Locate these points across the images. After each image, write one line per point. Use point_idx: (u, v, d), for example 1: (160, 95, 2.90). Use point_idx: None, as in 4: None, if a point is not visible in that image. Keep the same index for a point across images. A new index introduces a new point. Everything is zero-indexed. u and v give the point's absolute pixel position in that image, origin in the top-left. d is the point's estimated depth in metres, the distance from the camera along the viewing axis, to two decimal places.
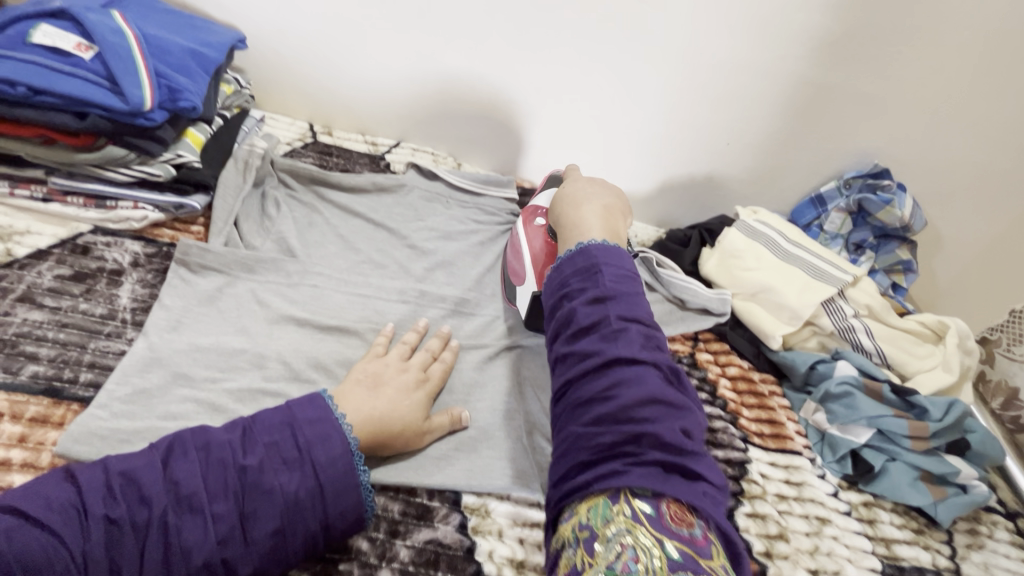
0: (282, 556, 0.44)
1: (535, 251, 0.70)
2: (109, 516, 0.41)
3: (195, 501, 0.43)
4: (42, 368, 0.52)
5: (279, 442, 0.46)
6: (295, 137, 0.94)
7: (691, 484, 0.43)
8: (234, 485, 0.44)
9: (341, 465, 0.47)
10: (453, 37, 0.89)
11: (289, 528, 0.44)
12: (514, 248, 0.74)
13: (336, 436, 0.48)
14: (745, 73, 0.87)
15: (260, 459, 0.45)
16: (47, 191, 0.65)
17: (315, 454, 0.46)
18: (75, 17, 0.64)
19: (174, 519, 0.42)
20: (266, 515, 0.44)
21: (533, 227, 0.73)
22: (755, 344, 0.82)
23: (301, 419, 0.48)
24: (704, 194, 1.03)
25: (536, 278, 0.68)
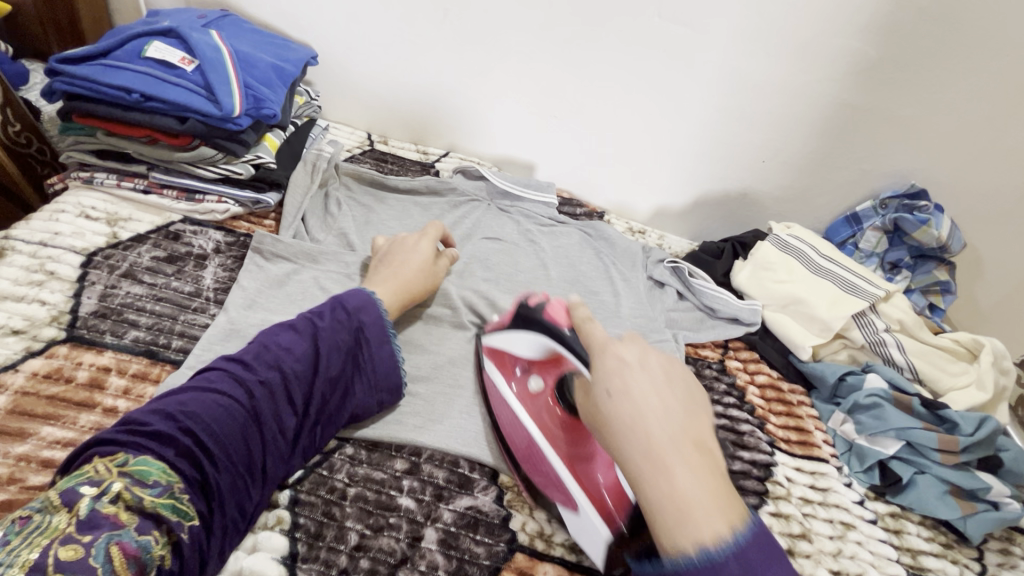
0: (365, 407, 0.57)
1: (541, 416, 0.59)
2: (260, 376, 0.50)
3: (308, 363, 0.53)
4: (142, 333, 0.60)
5: (353, 320, 0.58)
6: (355, 145, 1.03)
7: None
8: (333, 353, 0.55)
9: (388, 335, 0.60)
10: (504, 57, 0.96)
11: (366, 386, 0.57)
12: (508, 421, 0.60)
13: (388, 318, 0.61)
14: (781, 93, 0.91)
15: (347, 331, 0.57)
16: (148, 184, 0.75)
17: (375, 327, 0.59)
18: (181, 35, 0.74)
19: (299, 377, 0.52)
20: (351, 377, 0.56)
21: (527, 394, 0.62)
22: (784, 354, 0.85)
23: (357, 303, 0.59)
24: (739, 209, 1.05)
25: (595, 504, 0.52)
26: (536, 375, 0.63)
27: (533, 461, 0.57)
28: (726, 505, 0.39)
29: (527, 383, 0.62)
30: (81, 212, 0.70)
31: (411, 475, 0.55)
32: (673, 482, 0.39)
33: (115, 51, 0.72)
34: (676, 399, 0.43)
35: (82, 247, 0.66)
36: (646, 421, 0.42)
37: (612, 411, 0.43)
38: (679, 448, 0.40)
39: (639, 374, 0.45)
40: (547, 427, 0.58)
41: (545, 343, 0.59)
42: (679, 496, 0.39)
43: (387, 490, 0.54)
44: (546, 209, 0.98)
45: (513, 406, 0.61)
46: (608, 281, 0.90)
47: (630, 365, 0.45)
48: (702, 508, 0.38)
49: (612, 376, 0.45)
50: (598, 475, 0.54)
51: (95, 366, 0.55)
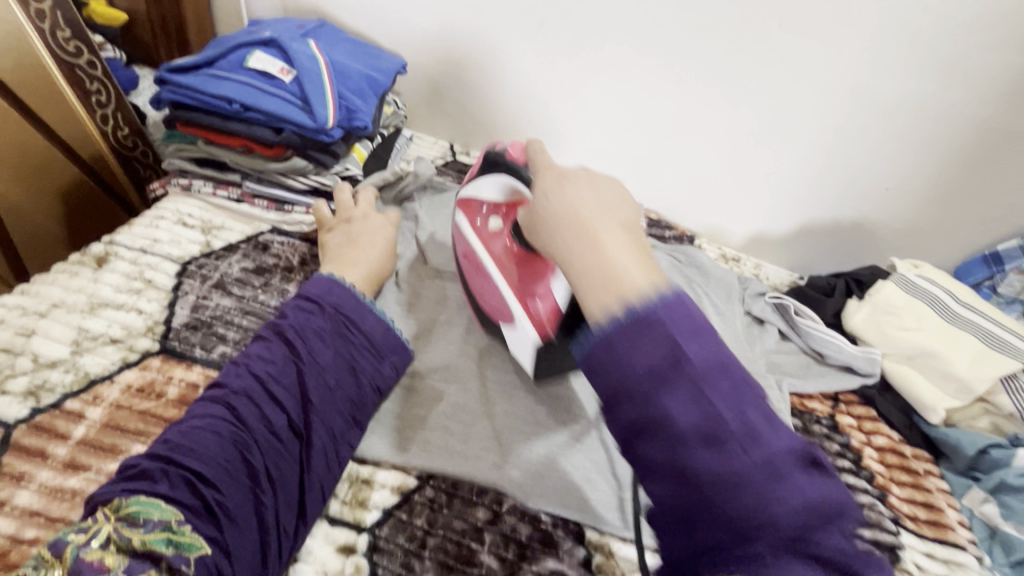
0: (360, 402, 0.54)
1: (495, 251, 0.62)
2: (239, 390, 0.49)
3: (290, 356, 0.52)
4: (229, 348, 0.59)
5: (325, 306, 0.57)
6: (438, 156, 1.01)
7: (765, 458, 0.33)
8: (313, 345, 0.53)
9: (377, 321, 0.58)
10: (599, 67, 0.91)
11: (363, 365, 0.56)
12: (465, 249, 0.65)
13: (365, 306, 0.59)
14: (916, 114, 0.80)
15: (323, 315, 0.56)
16: (241, 194, 0.75)
17: (343, 309, 0.57)
18: (281, 45, 0.74)
19: (275, 380, 0.50)
20: (340, 360, 0.54)
21: (485, 231, 0.63)
22: (906, 414, 0.74)
23: (315, 292, 0.58)
24: (852, 240, 0.94)
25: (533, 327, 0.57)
26: (498, 217, 0.63)
27: (484, 289, 0.63)
28: (651, 271, 0.37)
29: (488, 222, 0.63)
30: (179, 220, 0.71)
31: (493, 527, 0.51)
32: (598, 249, 0.38)
33: (219, 60, 0.73)
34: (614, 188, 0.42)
35: (178, 255, 0.66)
36: (580, 204, 0.40)
37: (544, 206, 0.42)
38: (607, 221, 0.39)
39: (583, 181, 0.43)
40: (501, 261, 0.61)
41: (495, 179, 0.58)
42: (604, 265, 0.37)
43: (468, 542, 0.50)
44: None
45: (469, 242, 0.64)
46: (701, 314, 0.82)
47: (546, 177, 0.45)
48: (628, 270, 0.36)
49: (560, 181, 0.43)
50: (543, 293, 0.58)
51: (184, 382, 0.55)
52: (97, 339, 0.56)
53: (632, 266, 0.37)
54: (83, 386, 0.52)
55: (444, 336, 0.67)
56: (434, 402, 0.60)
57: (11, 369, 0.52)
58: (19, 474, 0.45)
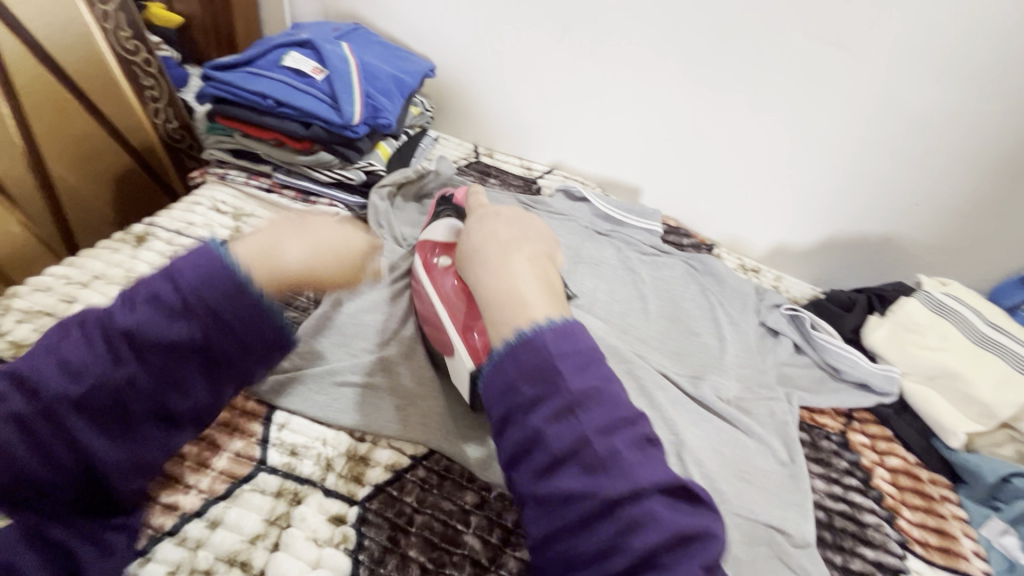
0: (213, 409, 0.48)
1: (446, 293, 0.60)
2: (93, 368, 0.42)
3: (136, 353, 0.43)
4: None
5: (194, 307, 0.44)
6: (461, 156, 1.04)
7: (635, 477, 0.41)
8: (184, 345, 0.44)
9: (255, 321, 0.46)
10: (622, 73, 0.92)
11: (226, 376, 0.47)
12: (429, 314, 0.61)
13: (237, 275, 0.45)
14: (946, 125, 0.78)
15: (185, 316, 0.44)
16: (271, 184, 0.80)
17: (208, 298, 0.44)
18: (315, 46, 0.79)
19: (135, 400, 0.43)
20: (206, 376, 0.46)
21: (434, 269, 0.63)
22: (924, 436, 0.71)
23: (187, 275, 0.44)
24: (879, 255, 0.91)
25: (458, 328, 0.57)
26: (445, 257, 0.63)
27: (439, 326, 0.60)
28: (553, 303, 0.46)
29: (439, 264, 0.63)
30: (213, 206, 0.76)
31: (480, 511, 0.52)
32: (523, 307, 0.45)
33: (258, 59, 0.78)
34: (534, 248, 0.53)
35: (209, 238, 0.71)
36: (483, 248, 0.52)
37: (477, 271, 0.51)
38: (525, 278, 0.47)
39: (520, 257, 0.51)
40: (450, 300, 0.59)
41: (448, 227, 0.63)
42: (515, 296, 0.46)
43: (454, 523, 0.51)
44: (647, 236, 0.92)
45: (421, 281, 0.64)
46: (713, 322, 0.81)
47: (511, 228, 0.56)
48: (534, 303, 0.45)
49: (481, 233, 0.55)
50: (489, 341, 0.55)
51: None
52: None
53: (539, 304, 0.45)
54: None
55: None
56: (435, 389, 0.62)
57: None
58: None
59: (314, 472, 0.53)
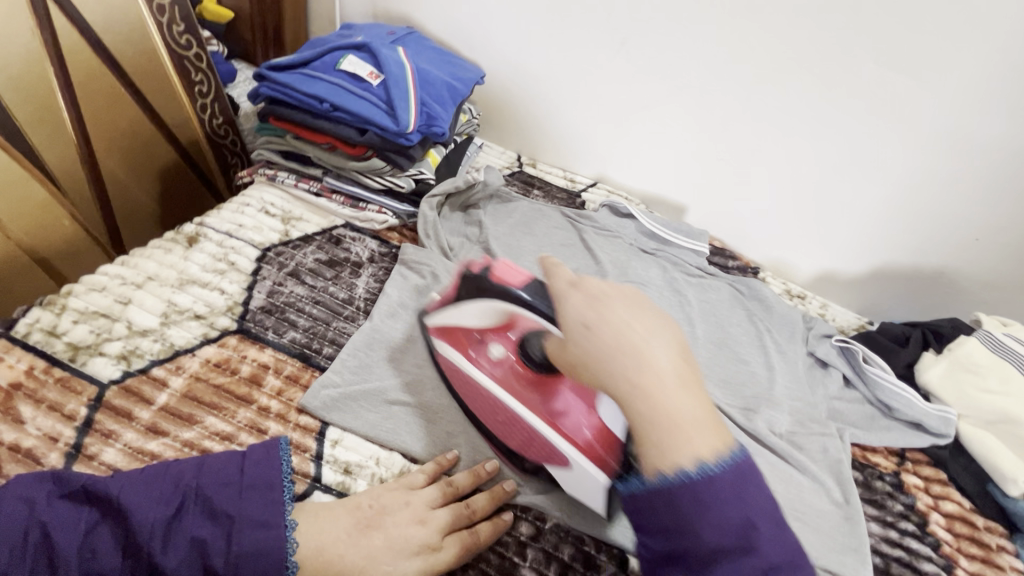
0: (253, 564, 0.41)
1: (505, 380, 0.56)
2: (129, 560, 0.40)
3: (176, 541, 0.40)
4: (298, 335, 0.62)
5: (218, 506, 0.42)
6: (505, 165, 1.03)
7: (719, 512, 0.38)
8: (239, 494, 0.43)
9: (266, 545, 0.41)
10: (677, 90, 0.90)
11: (273, 524, 0.42)
12: (492, 404, 0.56)
13: (278, 515, 0.43)
14: (1015, 162, 0.76)
15: (203, 527, 0.41)
16: (320, 187, 0.79)
17: (235, 515, 0.42)
18: (372, 50, 0.78)
19: (186, 514, 0.41)
20: (260, 518, 0.42)
21: (483, 358, 0.57)
22: (981, 481, 0.69)
23: (213, 483, 0.43)
24: (932, 289, 0.89)
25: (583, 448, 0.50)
26: (495, 342, 0.57)
27: (512, 420, 0.55)
28: (715, 429, 0.39)
29: (486, 350, 0.57)
30: (262, 208, 0.75)
31: (535, 543, 0.51)
32: (649, 400, 0.39)
33: (314, 61, 0.77)
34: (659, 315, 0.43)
35: (259, 241, 0.70)
36: (620, 341, 0.41)
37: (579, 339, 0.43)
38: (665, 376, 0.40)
39: (621, 309, 0.43)
40: (514, 390, 0.55)
41: (489, 307, 0.54)
42: (676, 413, 0.39)
43: (510, 555, 0.50)
44: (694, 257, 0.90)
45: (468, 370, 0.58)
46: (762, 350, 0.79)
47: (600, 282, 0.46)
48: (683, 412, 0.39)
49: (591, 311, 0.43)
50: (579, 425, 0.51)
51: (257, 362, 0.58)
52: (183, 313, 0.60)
53: (695, 430, 0.38)
54: (168, 355, 0.56)
55: None
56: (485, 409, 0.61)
57: (108, 333, 0.56)
58: (107, 432, 0.49)
59: None
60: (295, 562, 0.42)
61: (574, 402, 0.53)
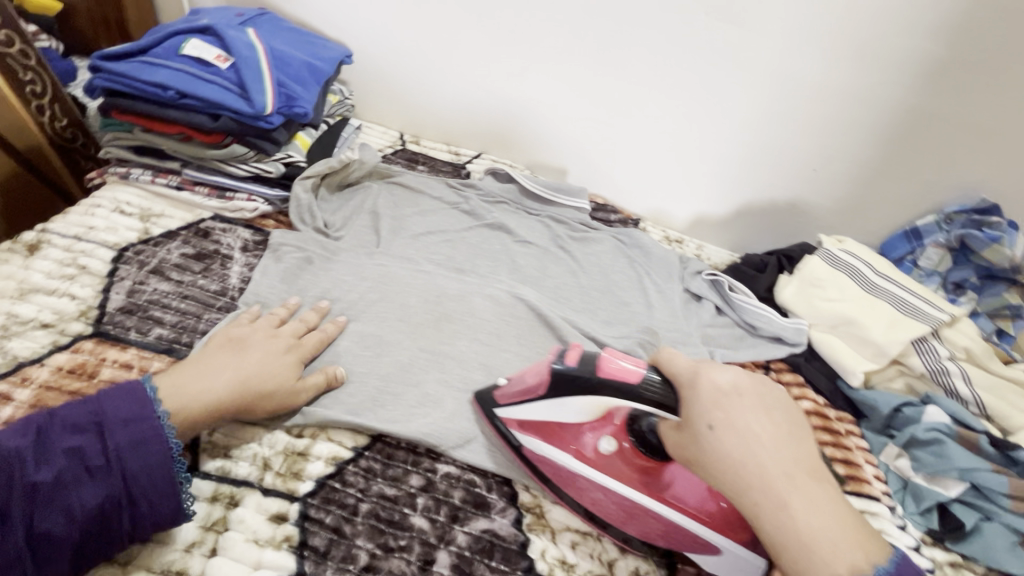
0: (144, 447, 0.44)
1: (607, 471, 0.53)
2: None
3: (43, 461, 0.41)
4: (166, 331, 0.60)
5: (85, 417, 0.44)
6: (387, 145, 1.03)
7: (820, 527, 0.40)
8: (100, 404, 0.45)
9: (149, 433, 0.45)
10: (542, 56, 0.93)
11: (149, 415, 0.45)
12: (565, 477, 0.54)
13: (150, 409, 0.46)
14: (835, 98, 0.85)
15: (75, 436, 0.43)
16: (181, 181, 0.75)
17: (107, 419, 0.44)
18: (218, 33, 0.75)
19: (51, 435, 0.42)
20: (131, 416, 0.45)
21: (596, 455, 0.54)
22: (831, 379, 0.78)
23: (69, 409, 0.44)
24: (785, 220, 0.99)
25: (568, 450, 0.55)
26: (604, 436, 0.55)
27: (600, 499, 0.53)
28: (869, 543, 0.39)
29: (597, 445, 0.55)
30: (116, 208, 0.71)
31: (427, 492, 0.53)
32: (790, 517, 0.40)
33: (153, 48, 0.73)
34: (801, 454, 0.42)
35: (114, 242, 0.66)
36: (756, 458, 0.42)
37: (716, 445, 0.43)
38: (795, 486, 0.41)
39: (745, 410, 0.44)
40: (566, 449, 0.55)
41: (582, 398, 0.52)
42: (811, 528, 0.39)
43: (400, 507, 0.51)
44: (575, 214, 0.93)
45: (557, 458, 0.55)
46: (641, 290, 0.85)
47: (727, 372, 0.46)
48: (824, 536, 0.39)
49: (715, 412, 0.44)
50: (688, 496, 0.51)
51: (118, 363, 0.55)
52: (27, 323, 0.57)
53: (817, 497, 0.40)
54: (13, 369, 0.53)
55: (384, 314, 0.68)
56: (373, 375, 0.62)
57: None
58: None
59: (251, 473, 0.52)
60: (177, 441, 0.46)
61: (684, 474, 0.52)
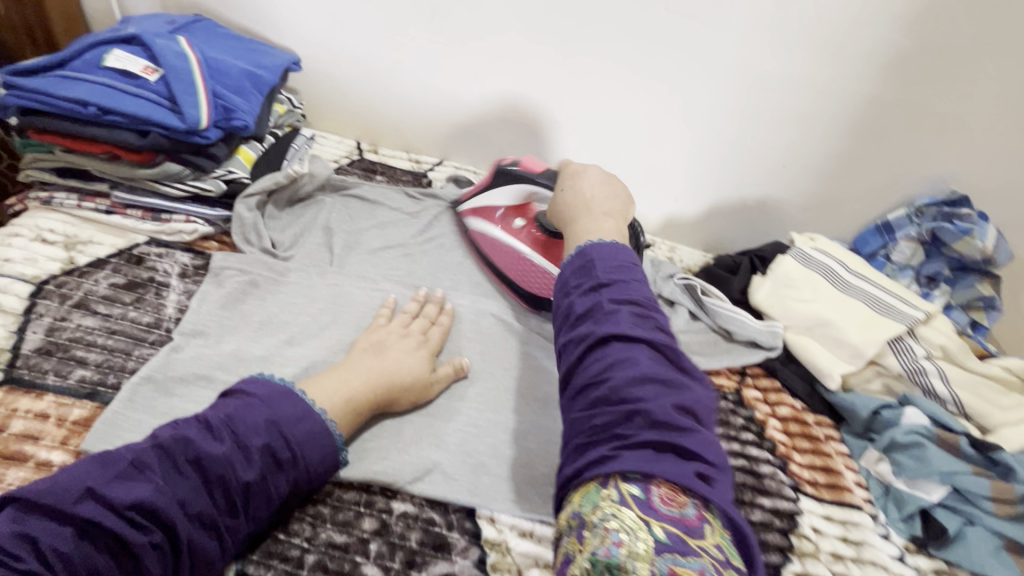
0: (200, 501, 0.42)
1: (523, 239, 0.75)
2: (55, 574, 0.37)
3: (171, 484, 0.42)
4: (89, 372, 0.54)
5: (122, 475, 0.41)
6: (342, 155, 0.98)
7: (683, 463, 0.36)
8: (132, 460, 0.42)
9: (198, 484, 0.43)
10: (500, 57, 0.90)
11: (187, 460, 0.43)
12: (503, 251, 0.75)
13: (183, 455, 0.43)
14: (801, 92, 0.83)
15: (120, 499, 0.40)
16: (110, 205, 0.69)
17: (145, 473, 0.41)
18: (145, 42, 0.69)
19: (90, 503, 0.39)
20: (169, 467, 0.42)
21: (511, 228, 0.76)
22: (809, 382, 0.76)
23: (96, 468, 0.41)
24: (757, 218, 0.97)
25: (515, 264, 0.74)
26: (516, 218, 0.76)
27: (535, 275, 0.73)
28: (631, 199, 0.58)
29: (511, 222, 0.76)
30: (37, 236, 0.65)
31: (380, 536, 0.49)
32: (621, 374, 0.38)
33: (73, 60, 0.67)
34: (615, 193, 0.58)
35: (33, 275, 0.61)
36: (589, 200, 0.56)
37: (586, 225, 0.53)
38: (591, 212, 0.55)
39: (593, 176, 0.60)
40: (526, 243, 0.74)
41: (520, 190, 0.72)
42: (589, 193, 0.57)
43: (351, 556, 0.47)
44: None
45: (505, 245, 0.75)
46: None
47: (591, 166, 0.62)
48: (602, 235, 0.51)
49: (576, 173, 0.62)
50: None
51: (32, 413, 0.50)
52: None
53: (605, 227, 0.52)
54: None
55: (334, 339, 0.63)
56: None
57: None
58: None
59: None
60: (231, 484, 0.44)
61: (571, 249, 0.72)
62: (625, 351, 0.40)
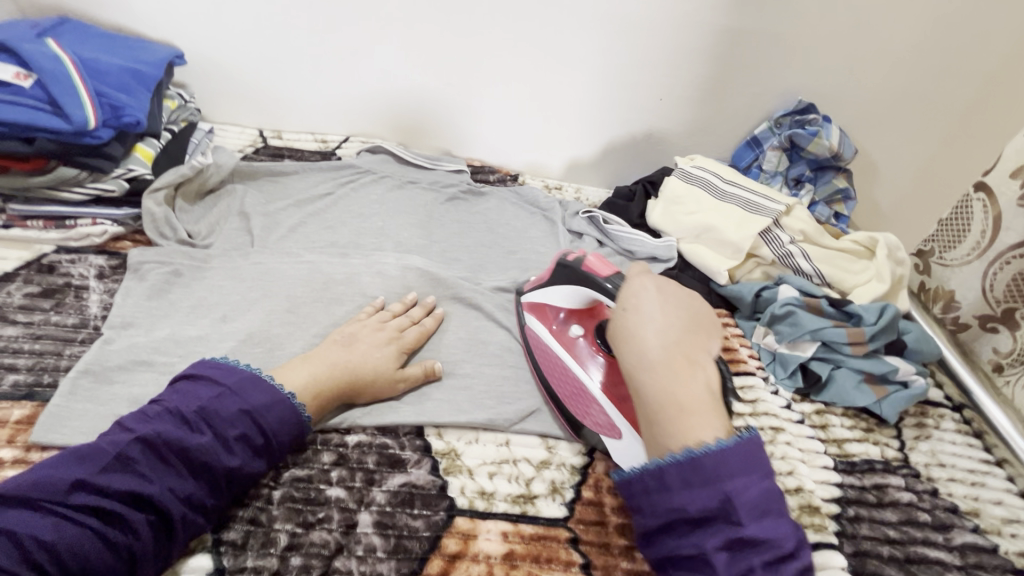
0: (178, 485, 0.46)
1: (578, 355, 0.63)
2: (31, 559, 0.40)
3: (156, 474, 0.46)
4: (22, 376, 0.56)
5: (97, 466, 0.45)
6: (246, 143, 1.00)
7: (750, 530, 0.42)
8: (108, 454, 0.45)
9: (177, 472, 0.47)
10: (386, 29, 0.92)
11: (168, 450, 0.47)
12: (542, 349, 0.66)
13: (164, 448, 0.47)
14: (667, 29, 0.91)
15: (92, 490, 0.44)
16: (8, 219, 0.69)
17: (123, 469, 0.45)
18: (11, 49, 0.68)
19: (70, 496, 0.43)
20: (147, 458, 0.46)
21: (567, 337, 0.65)
22: (704, 282, 0.86)
23: (73, 463, 0.45)
24: (647, 150, 1.07)
25: (558, 374, 0.63)
26: (575, 323, 0.65)
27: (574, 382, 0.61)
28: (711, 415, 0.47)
29: (569, 332, 0.65)
30: None
31: (341, 465, 0.55)
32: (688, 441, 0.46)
33: None
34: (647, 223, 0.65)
35: None
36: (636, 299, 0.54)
37: (624, 322, 0.53)
38: (670, 347, 0.50)
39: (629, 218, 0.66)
40: (580, 358, 0.62)
41: (582, 292, 0.62)
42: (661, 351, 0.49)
43: (316, 484, 0.53)
44: (453, 177, 0.95)
45: (555, 353, 0.64)
46: (525, 239, 0.89)
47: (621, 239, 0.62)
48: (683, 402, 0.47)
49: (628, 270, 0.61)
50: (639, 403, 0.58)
51: None
52: None
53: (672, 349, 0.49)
54: None
55: (265, 307, 0.67)
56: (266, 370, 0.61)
57: None
58: None
59: None
60: (209, 475, 0.48)
61: None
62: (722, 502, 0.43)
